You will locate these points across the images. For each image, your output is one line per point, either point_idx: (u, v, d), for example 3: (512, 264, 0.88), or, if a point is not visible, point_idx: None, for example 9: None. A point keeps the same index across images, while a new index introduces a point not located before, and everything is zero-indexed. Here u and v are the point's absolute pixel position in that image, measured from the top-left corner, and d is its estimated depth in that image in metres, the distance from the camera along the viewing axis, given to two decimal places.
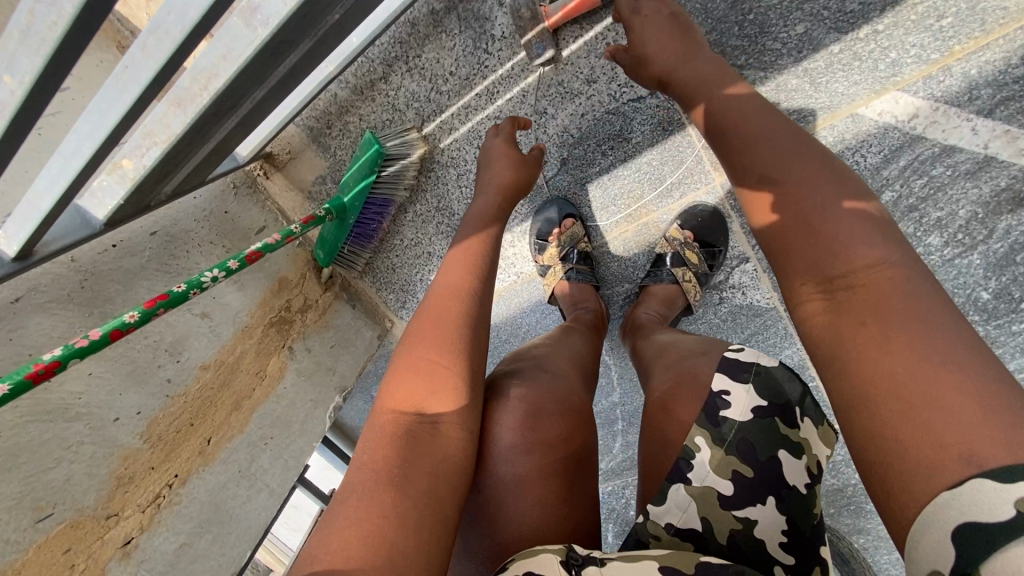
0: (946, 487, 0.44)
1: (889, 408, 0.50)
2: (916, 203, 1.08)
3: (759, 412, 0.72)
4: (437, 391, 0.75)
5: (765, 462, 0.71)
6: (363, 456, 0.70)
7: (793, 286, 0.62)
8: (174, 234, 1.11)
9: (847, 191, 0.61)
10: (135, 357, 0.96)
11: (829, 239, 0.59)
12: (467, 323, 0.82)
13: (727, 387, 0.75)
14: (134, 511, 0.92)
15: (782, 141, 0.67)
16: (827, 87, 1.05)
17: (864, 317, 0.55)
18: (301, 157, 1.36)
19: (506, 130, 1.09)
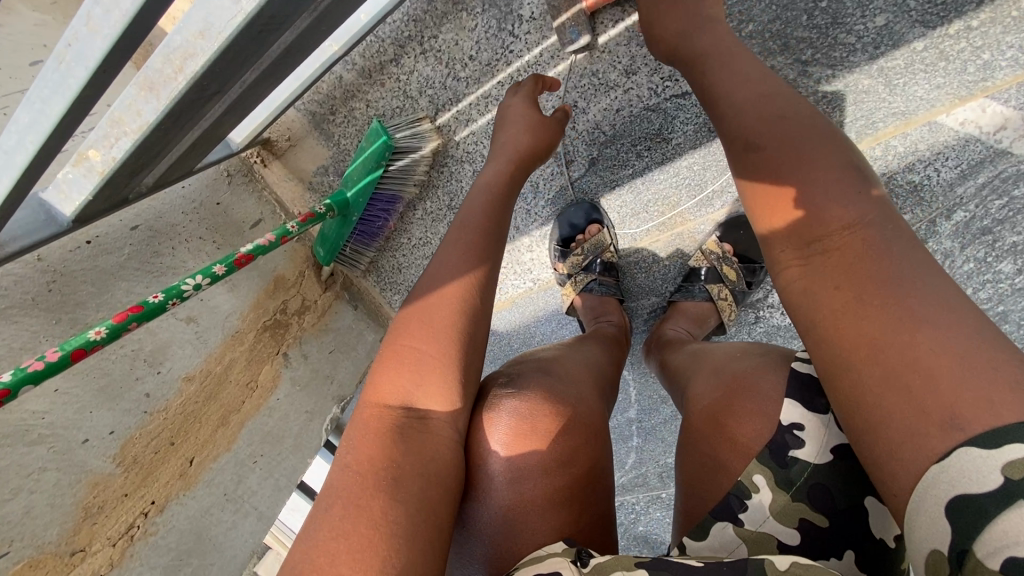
0: (933, 458, 0.40)
1: (867, 373, 0.45)
2: (991, 225, 0.94)
3: (840, 452, 0.57)
4: (430, 381, 0.65)
5: (844, 510, 0.56)
6: (347, 457, 0.59)
7: (772, 252, 0.56)
8: (158, 229, 1.02)
9: (831, 149, 0.54)
10: (110, 369, 0.90)
11: (801, 197, 0.53)
12: (470, 309, 0.70)
13: (800, 420, 0.58)
14: (102, 545, 0.86)
15: (769, 100, 0.59)
16: (904, 90, 0.92)
17: (847, 279, 0.49)
18: (302, 144, 1.23)
19: (528, 87, 0.96)
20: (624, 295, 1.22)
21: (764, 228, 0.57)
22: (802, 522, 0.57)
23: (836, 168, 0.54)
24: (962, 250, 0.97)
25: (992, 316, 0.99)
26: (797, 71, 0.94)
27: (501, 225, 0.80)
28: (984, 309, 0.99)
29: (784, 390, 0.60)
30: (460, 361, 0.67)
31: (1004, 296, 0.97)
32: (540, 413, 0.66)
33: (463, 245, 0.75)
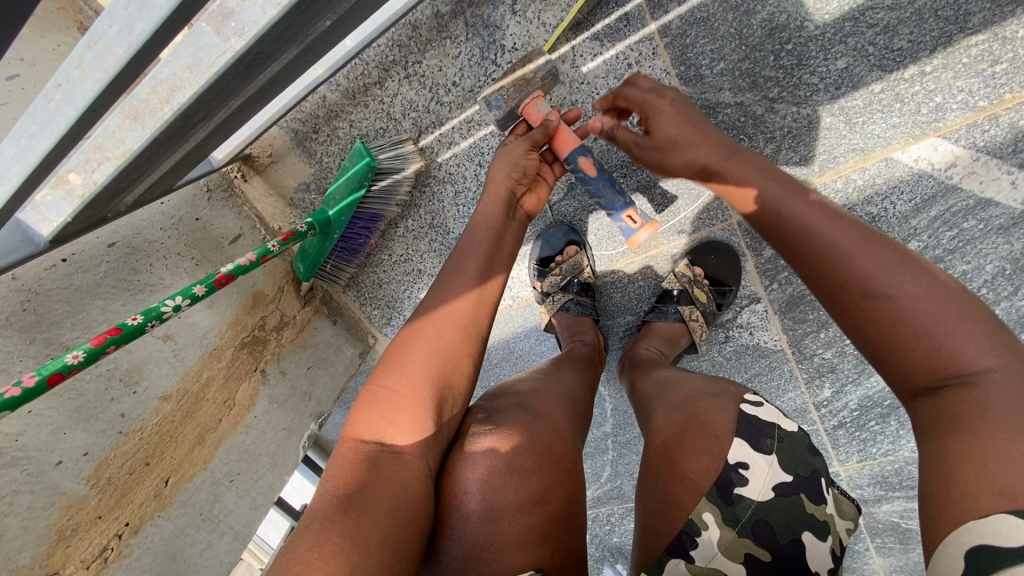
0: (974, 517, 0.44)
1: (959, 465, 0.46)
2: (942, 254, 1.00)
3: (779, 490, 0.63)
4: (404, 416, 0.67)
5: (787, 545, 0.61)
6: (326, 483, 0.62)
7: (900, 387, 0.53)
8: (135, 245, 1.02)
9: (957, 296, 0.52)
10: (83, 391, 0.88)
11: (938, 337, 0.50)
12: (446, 348, 0.74)
13: (746, 459, 0.64)
14: (77, 568, 0.84)
15: (879, 245, 0.56)
16: (862, 129, 0.97)
17: (976, 399, 0.48)
18: (283, 161, 1.24)
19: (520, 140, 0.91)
20: (600, 313, 1.26)
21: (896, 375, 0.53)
22: (747, 557, 0.62)
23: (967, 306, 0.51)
24: None
25: None
26: (765, 107, 1.00)
27: (472, 253, 0.82)
28: None
29: (733, 429, 0.66)
30: (435, 397, 0.70)
31: None
32: (515, 451, 0.68)
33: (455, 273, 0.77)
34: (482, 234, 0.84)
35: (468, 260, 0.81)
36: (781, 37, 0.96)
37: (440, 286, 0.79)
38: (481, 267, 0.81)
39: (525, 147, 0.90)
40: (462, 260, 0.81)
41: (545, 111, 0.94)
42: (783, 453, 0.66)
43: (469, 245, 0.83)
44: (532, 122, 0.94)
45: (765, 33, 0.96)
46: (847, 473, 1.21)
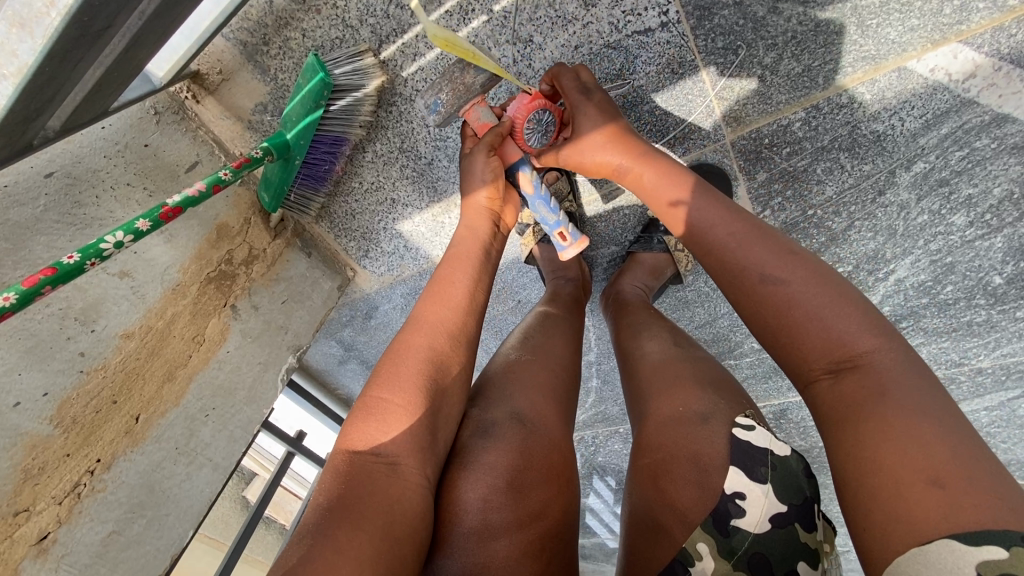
0: (917, 543, 0.47)
1: (893, 474, 0.51)
2: (949, 176, 0.98)
3: (777, 521, 0.65)
4: (397, 427, 0.71)
5: None
6: (322, 495, 0.66)
7: (800, 371, 0.62)
8: (77, 175, 0.94)
9: (840, 296, 0.61)
10: (37, 330, 0.84)
11: (824, 320, 0.60)
12: (437, 359, 0.79)
13: (742, 489, 0.67)
14: (49, 504, 0.82)
15: (766, 254, 0.66)
16: (876, 33, 0.87)
17: (845, 388, 0.58)
18: (235, 79, 1.13)
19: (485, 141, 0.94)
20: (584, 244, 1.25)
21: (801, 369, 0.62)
22: None
23: (843, 293, 0.62)
24: (918, 201, 1.02)
25: (940, 267, 1.11)
26: (766, 8, 0.87)
27: (462, 267, 0.91)
28: (934, 259, 1.10)
29: (727, 458, 0.69)
30: (428, 408, 0.75)
31: (953, 248, 1.07)
32: (515, 470, 0.75)
33: (459, 297, 0.87)
34: (469, 246, 0.94)
35: (459, 268, 0.90)
36: None
37: (431, 298, 0.86)
38: (475, 273, 0.91)
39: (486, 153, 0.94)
40: (456, 285, 0.88)
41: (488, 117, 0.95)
42: (779, 484, 0.67)
43: (458, 257, 0.92)
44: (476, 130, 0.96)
45: None
46: None
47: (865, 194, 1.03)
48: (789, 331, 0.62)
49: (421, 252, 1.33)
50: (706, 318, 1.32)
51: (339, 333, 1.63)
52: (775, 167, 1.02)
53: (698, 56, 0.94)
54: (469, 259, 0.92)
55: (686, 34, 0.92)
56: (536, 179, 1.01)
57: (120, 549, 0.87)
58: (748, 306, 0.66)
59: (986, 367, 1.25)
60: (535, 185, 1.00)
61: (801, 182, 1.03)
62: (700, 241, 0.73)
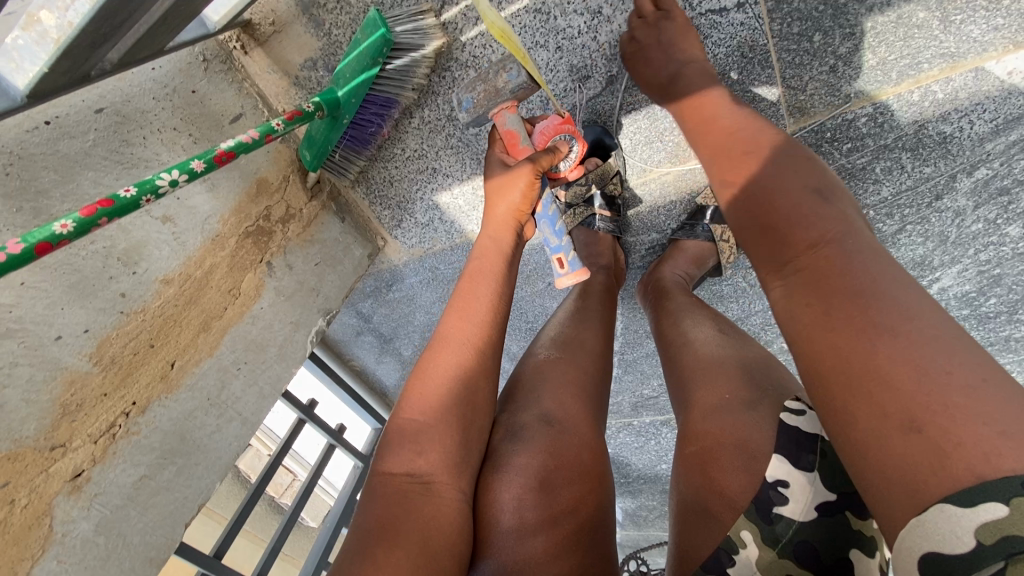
0: (914, 512, 0.43)
1: (867, 415, 0.47)
2: (1010, 185, 0.96)
3: (823, 509, 0.64)
4: (430, 445, 0.71)
5: (831, 565, 0.63)
6: (362, 518, 0.67)
7: (756, 272, 0.63)
8: (126, 114, 0.92)
9: (786, 183, 0.62)
10: (81, 266, 0.82)
11: (770, 209, 0.62)
12: (463, 371, 0.78)
13: (785, 477, 0.65)
14: (84, 442, 0.80)
15: (726, 152, 0.70)
16: (959, 29, 0.84)
17: (798, 302, 0.56)
18: (288, 32, 1.10)
19: (539, 161, 0.92)
20: (623, 230, 1.23)
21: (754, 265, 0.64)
22: None
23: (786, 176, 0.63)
24: (975, 209, 1.01)
25: (986, 278, 1.09)
26: None
27: (483, 280, 0.88)
28: (981, 270, 1.08)
29: (772, 445, 0.67)
30: (457, 419, 0.75)
31: (1002, 260, 1.06)
32: (547, 469, 0.75)
33: (495, 299, 0.86)
34: (501, 256, 0.91)
35: (485, 278, 0.88)
36: None
37: (454, 313, 0.85)
38: (501, 282, 0.89)
39: (531, 176, 0.92)
40: (480, 295, 0.86)
41: (517, 123, 0.96)
42: (829, 476, 0.65)
43: (483, 267, 0.90)
44: (500, 133, 0.97)
45: None
46: None
47: (922, 198, 1.01)
48: (755, 224, 0.63)
49: (456, 226, 1.31)
50: (741, 313, 1.30)
51: (361, 304, 1.61)
52: (833, 163, 1.01)
53: (772, 41, 0.91)
54: (502, 265, 0.91)
55: (762, 17, 0.90)
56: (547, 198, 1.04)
57: (151, 494, 0.86)
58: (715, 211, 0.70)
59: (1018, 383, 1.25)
60: (544, 204, 1.04)
61: (857, 180, 1.02)
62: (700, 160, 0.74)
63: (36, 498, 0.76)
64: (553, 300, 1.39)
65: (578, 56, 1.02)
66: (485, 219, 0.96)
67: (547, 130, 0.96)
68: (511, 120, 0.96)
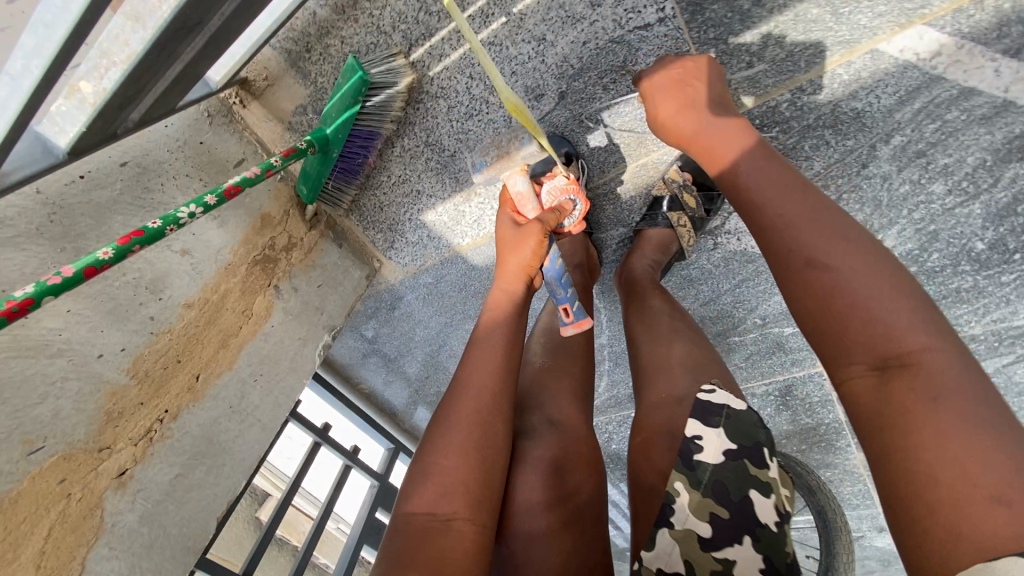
0: (979, 559, 0.45)
1: (950, 494, 0.48)
2: (925, 148, 1.08)
3: (730, 454, 0.72)
4: (451, 489, 0.77)
5: (738, 501, 0.71)
6: (390, 552, 0.75)
7: (835, 355, 0.61)
8: (145, 165, 1.07)
9: (883, 277, 0.60)
10: (115, 294, 0.93)
11: (866, 300, 0.59)
12: (482, 415, 0.85)
13: (700, 432, 0.74)
14: (126, 445, 0.91)
15: (810, 228, 0.66)
16: (849, 19, 0.98)
17: (892, 392, 0.55)
18: (279, 84, 1.27)
19: (546, 219, 1.04)
20: (593, 227, 1.36)
21: (828, 347, 0.62)
22: (712, 516, 0.70)
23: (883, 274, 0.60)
24: (899, 172, 1.12)
25: (925, 235, 1.20)
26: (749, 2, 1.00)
27: (498, 329, 0.97)
28: (919, 228, 1.19)
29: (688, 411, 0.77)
30: (476, 462, 0.80)
31: (935, 217, 1.17)
32: (556, 461, 0.90)
33: (507, 327, 0.98)
34: (510, 306, 1.01)
35: (500, 328, 0.97)
36: None
37: (472, 359, 0.93)
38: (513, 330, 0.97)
39: (542, 233, 1.02)
40: (494, 339, 0.95)
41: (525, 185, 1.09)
42: (732, 429, 0.74)
43: (496, 320, 0.99)
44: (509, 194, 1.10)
45: None
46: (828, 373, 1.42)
47: (850, 167, 1.14)
48: (843, 311, 0.60)
49: (443, 241, 1.44)
50: (711, 295, 1.41)
51: (363, 325, 1.73)
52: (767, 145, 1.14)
53: (693, 46, 1.05)
54: (511, 306, 1.01)
55: (681, 28, 1.03)
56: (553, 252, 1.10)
57: (186, 490, 0.97)
58: (787, 289, 0.66)
59: (980, 333, 1.32)
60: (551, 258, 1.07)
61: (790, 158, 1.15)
62: (752, 234, 0.73)
63: (87, 492, 0.87)
64: (540, 302, 1.50)
65: (530, 78, 1.16)
66: (498, 272, 1.06)
67: (554, 193, 1.10)
68: (521, 182, 1.10)
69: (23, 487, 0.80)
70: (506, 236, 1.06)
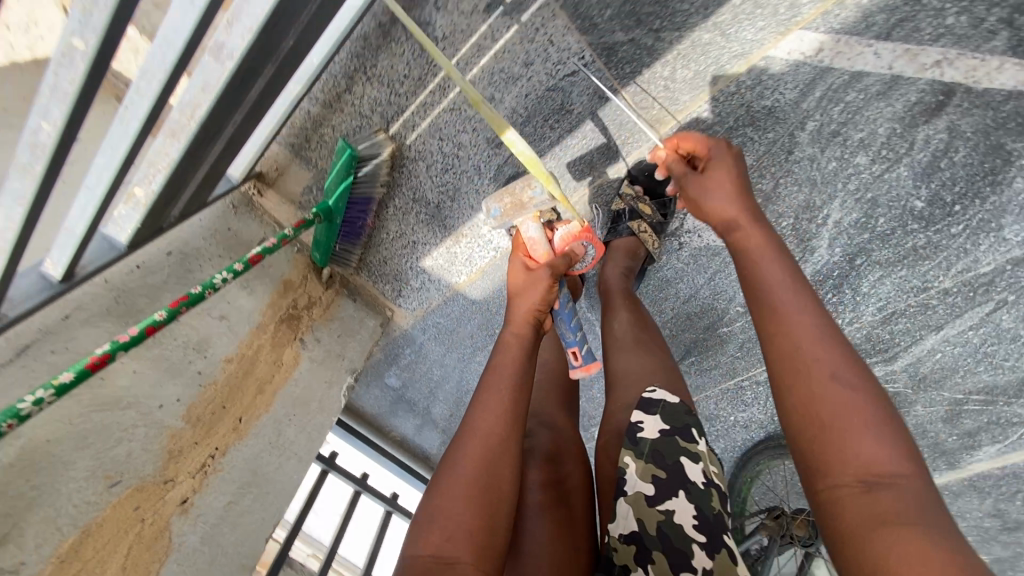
0: None
1: None
2: (838, 128, 1.24)
3: (665, 430, 0.88)
4: (458, 529, 0.79)
5: (674, 465, 0.85)
6: None
7: (830, 461, 0.66)
8: (187, 252, 1.29)
9: (873, 405, 0.67)
10: (169, 355, 1.12)
11: (858, 419, 0.66)
12: (488, 457, 0.87)
13: (641, 418, 0.90)
14: (185, 477, 1.07)
15: (820, 345, 0.71)
16: (737, 36, 1.18)
17: (874, 503, 0.62)
18: (288, 172, 1.51)
19: (560, 266, 1.13)
20: None
21: (825, 455, 0.67)
22: (654, 477, 0.85)
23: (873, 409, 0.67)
24: (823, 152, 1.27)
25: (866, 203, 1.30)
26: (652, 38, 1.21)
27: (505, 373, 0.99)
28: (858, 198, 1.30)
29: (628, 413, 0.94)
30: (482, 502, 0.83)
31: (868, 185, 1.28)
32: (552, 451, 1.03)
33: (511, 363, 1.02)
34: (517, 352, 1.04)
35: (507, 372, 1.00)
36: None
37: (480, 403, 0.95)
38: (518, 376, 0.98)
39: (551, 279, 1.10)
40: (501, 382, 0.97)
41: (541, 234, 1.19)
42: (666, 416, 0.89)
43: (502, 366, 1.01)
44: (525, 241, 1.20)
45: None
46: None
47: (779, 156, 1.29)
48: (839, 427, 0.66)
49: (443, 281, 1.61)
50: (690, 292, 1.53)
51: (386, 372, 1.90)
52: None
53: (615, 81, 1.27)
54: (514, 346, 1.05)
55: (602, 69, 1.26)
56: (564, 297, 1.21)
57: (238, 514, 1.13)
58: (790, 393, 0.71)
59: (951, 287, 1.34)
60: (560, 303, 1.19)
61: None
62: (760, 333, 0.77)
63: (157, 518, 1.02)
64: None
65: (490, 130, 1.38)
66: (507, 317, 1.11)
67: (566, 239, 1.20)
68: (535, 231, 1.20)
69: (105, 514, 0.95)
70: (517, 283, 1.14)
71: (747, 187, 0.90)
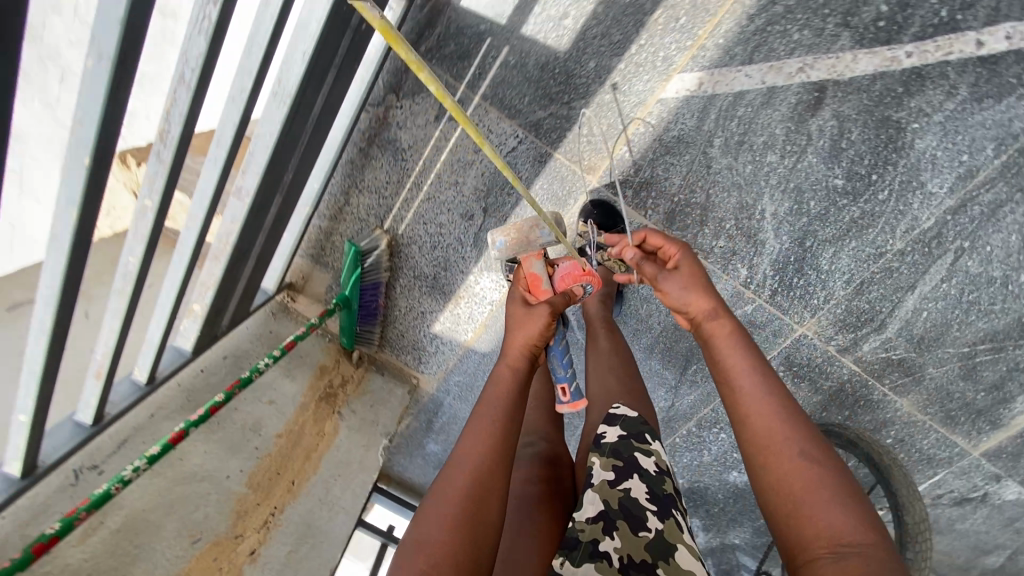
0: None
1: None
2: (740, 138, 1.44)
3: (623, 434, 1.04)
4: (451, 515, 0.92)
5: (630, 456, 1.00)
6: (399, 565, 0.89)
7: (804, 529, 0.79)
8: (238, 352, 1.61)
9: (839, 489, 0.80)
10: (231, 435, 1.38)
11: (822, 493, 0.80)
12: (480, 462, 1.01)
13: (604, 429, 1.08)
14: (251, 532, 1.29)
15: (786, 431, 0.86)
16: (632, 90, 1.50)
17: (840, 562, 0.73)
18: (312, 277, 1.83)
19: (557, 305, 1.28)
20: None
21: (800, 526, 0.79)
22: (614, 466, 1.00)
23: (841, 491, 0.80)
24: (736, 159, 1.46)
25: (791, 190, 1.43)
26: (566, 109, 1.55)
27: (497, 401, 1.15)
28: (782, 188, 1.44)
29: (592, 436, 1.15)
30: (473, 496, 0.96)
31: (786, 176, 1.43)
32: (546, 457, 1.20)
33: (502, 386, 1.19)
34: (508, 382, 1.20)
35: (501, 402, 1.15)
36: (550, 69, 1.54)
37: (474, 421, 1.11)
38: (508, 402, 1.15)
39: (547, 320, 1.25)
40: (494, 402, 1.14)
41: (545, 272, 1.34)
42: (625, 426, 1.06)
43: (493, 395, 1.17)
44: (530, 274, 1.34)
45: (540, 72, 1.55)
46: (809, 327, 1.50)
47: (699, 171, 1.49)
48: (807, 501, 0.80)
49: (455, 341, 1.80)
50: None
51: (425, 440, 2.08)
52: (633, 182, 1.54)
53: (548, 146, 1.58)
54: (504, 376, 1.21)
55: (535, 141, 1.59)
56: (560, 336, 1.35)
57: (298, 561, 1.32)
58: (765, 473, 0.85)
59: (903, 247, 1.39)
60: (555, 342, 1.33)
61: (655, 183, 1.53)
62: (736, 423, 0.93)
63: (232, 566, 1.22)
64: None
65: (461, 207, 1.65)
66: (504, 351, 1.27)
67: (566, 278, 1.34)
68: (540, 267, 1.34)
69: (191, 563, 1.17)
70: (516, 318, 1.29)
71: (712, 283, 1.06)
